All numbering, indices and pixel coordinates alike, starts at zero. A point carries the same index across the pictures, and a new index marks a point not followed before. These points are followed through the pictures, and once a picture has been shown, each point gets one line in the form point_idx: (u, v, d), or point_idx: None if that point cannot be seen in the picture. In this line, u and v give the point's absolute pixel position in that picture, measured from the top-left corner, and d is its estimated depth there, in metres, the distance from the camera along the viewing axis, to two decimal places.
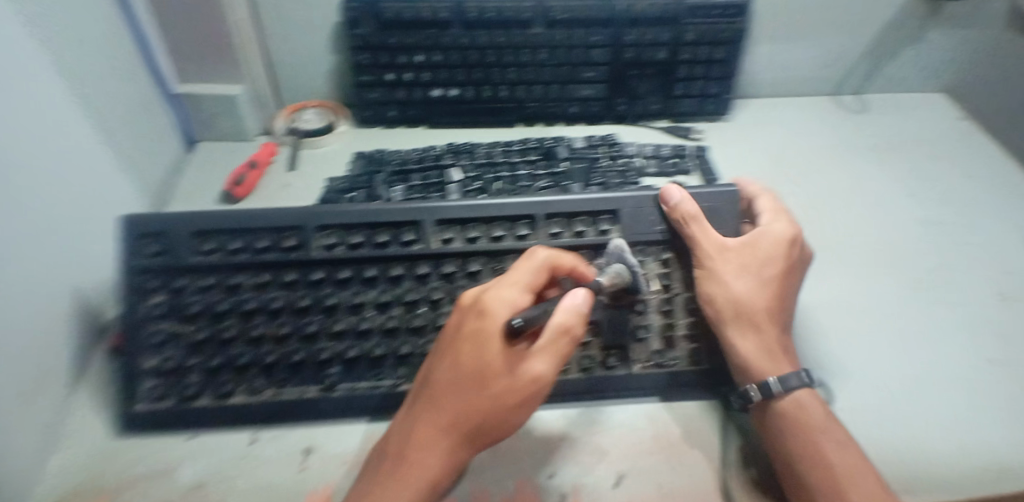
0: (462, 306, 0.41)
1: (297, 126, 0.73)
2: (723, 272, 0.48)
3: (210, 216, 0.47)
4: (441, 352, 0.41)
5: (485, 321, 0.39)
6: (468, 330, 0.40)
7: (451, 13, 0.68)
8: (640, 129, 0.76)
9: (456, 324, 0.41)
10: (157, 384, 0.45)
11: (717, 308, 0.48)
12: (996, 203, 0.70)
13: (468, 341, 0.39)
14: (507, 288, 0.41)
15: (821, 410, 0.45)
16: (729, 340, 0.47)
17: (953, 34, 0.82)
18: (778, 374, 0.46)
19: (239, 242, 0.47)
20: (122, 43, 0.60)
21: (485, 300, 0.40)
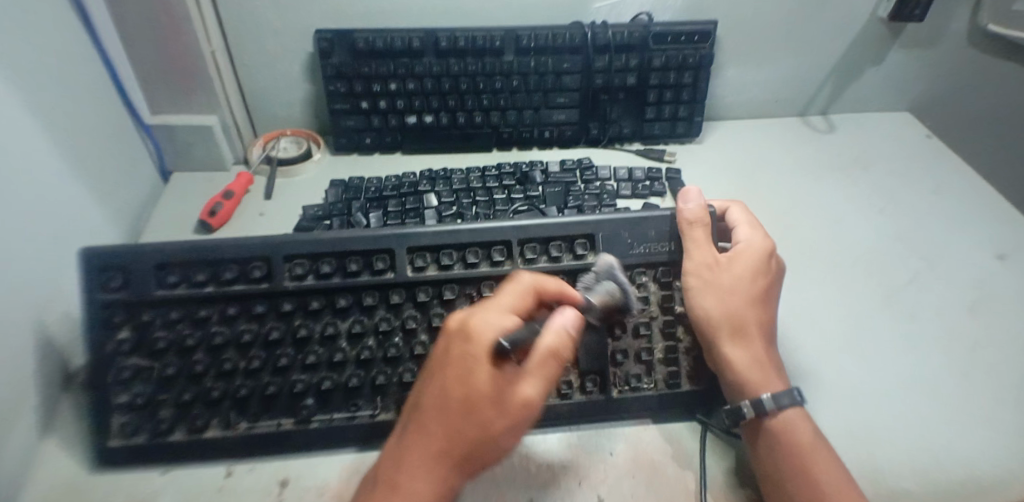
0: (450, 330, 0.40)
1: (274, 154, 0.74)
2: (709, 288, 0.49)
3: (173, 249, 0.47)
4: (429, 379, 0.39)
5: (472, 343, 0.38)
6: (454, 353, 0.38)
7: (423, 43, 0.70)
8: (612, 151, 0.79)
9: (444, 349, 0.40)
10: (128, 420, 0.45)
11: (707, 325, 0.48)
12: (960, 219, 0.73)
13: (454, 365, 0.38)
14: (492, 310, 0.40)
15: (813, 431, 0.45)
16: (721, 356, 0.47)
17: (910, 56, 0.85)
18: (771, 391, 0.46)
19: (204, 274, 0.47)
20: (95, 76, 0.60)
21: (472, 323, 0.39)
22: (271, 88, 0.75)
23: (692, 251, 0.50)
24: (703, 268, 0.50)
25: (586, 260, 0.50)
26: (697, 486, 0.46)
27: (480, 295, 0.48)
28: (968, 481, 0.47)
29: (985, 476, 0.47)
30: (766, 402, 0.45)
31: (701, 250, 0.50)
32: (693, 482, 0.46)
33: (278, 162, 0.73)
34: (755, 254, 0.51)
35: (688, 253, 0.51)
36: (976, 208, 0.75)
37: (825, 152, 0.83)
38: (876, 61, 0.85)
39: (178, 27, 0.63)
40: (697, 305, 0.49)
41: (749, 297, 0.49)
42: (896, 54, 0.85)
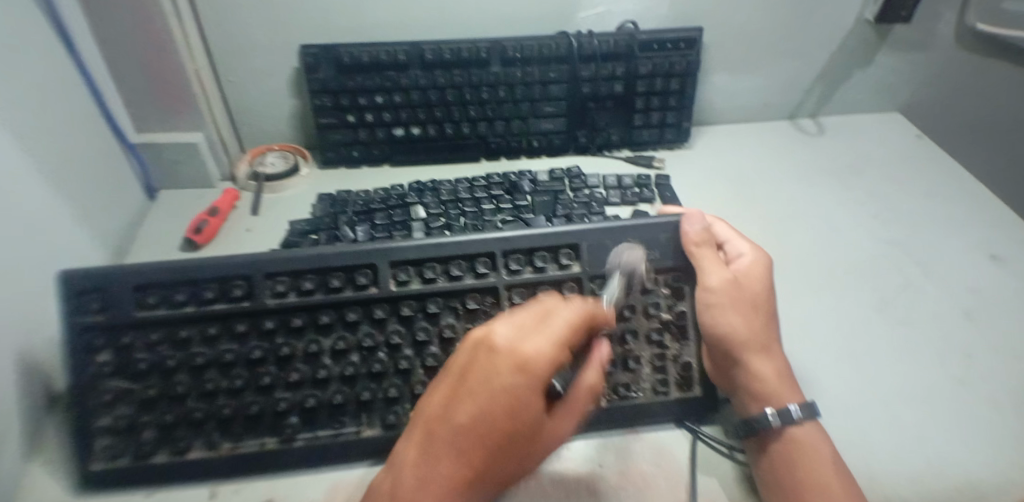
0: (497, 354, 0.37)
1: (260, 169, 0.74)
2: (731, 304, 0.49)
3: (152, 270, 0.46)
4: (469, 400, 0.37)
5: (531, 381, 0.36)
6: (508, 387, 0.36)
7: (408, 56, 0.69)
8: (601, 159, 0.78)
9: (490, 374, 0.37)
10: (110, 444, 0.44)
11: (733, 342, 0.48)
12: (954, 220, 0.73)
13: (508, 398, 0.36)
14: (549, 342, 0.38)
15: (824, 441, 0.45)
16: (749, 371, 0.48)
17: (899, 58, 0.85)
18: (801, 402, 0.47)
19: (185, 293, 0.46)
20: (80, 95, 0.61)
21: (531, 359, 0.37)
22: (258, 104, 0.75)
23: (708, 268, 0.50)
24: (720, 285, 0.49)
25: (570, 270, 0.50)
26: (689, 496, 0.45)
27: (464, 307, 0.48)
28: (965, 486, 0.46)
29: (984, 482, 0.46)
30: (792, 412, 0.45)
31: (714, 267, 0.50)
32: (685, 491, 0.45)
33: (265, 178, 0.73)
34: (760, 264, 0.52)
35: (703, 270, 0.50)
36: (969, 209, 0.74)
37: (816, 156, 0.83)
38: (864, 63, 0.85)
39: (161, 43, 0.63)
40: (719, 324, 0.48)
41: (763, 310, 0.50)
42: (884, 56, 0.85)
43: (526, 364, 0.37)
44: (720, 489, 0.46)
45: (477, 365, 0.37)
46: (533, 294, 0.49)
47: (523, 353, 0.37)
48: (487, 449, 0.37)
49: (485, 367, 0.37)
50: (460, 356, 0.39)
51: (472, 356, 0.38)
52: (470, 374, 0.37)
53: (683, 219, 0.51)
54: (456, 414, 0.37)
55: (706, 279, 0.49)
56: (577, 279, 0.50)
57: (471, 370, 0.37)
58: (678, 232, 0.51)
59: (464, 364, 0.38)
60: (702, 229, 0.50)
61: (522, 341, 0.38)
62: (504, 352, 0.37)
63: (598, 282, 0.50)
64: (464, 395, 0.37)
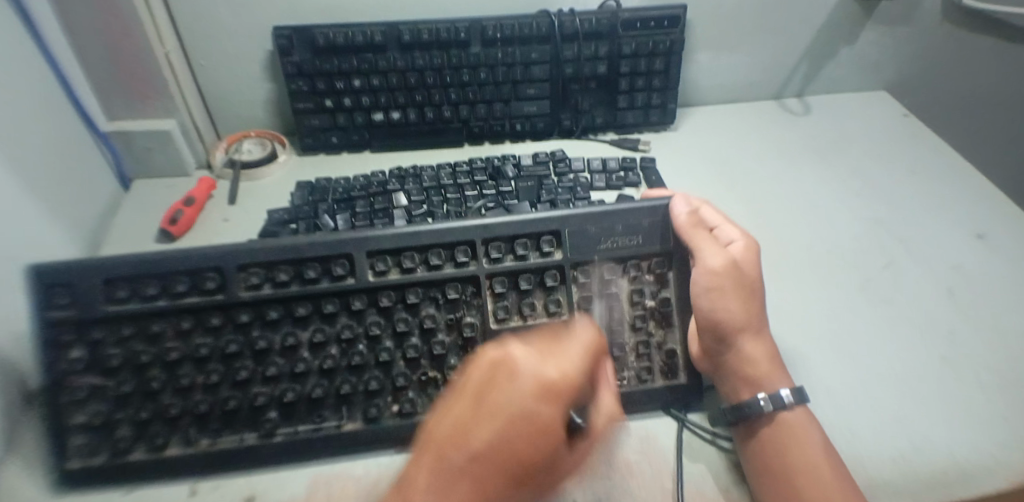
0: (519, 377, 0.39)
1: (237, 157, 0.72)
2: (728, 288, 0.47)
3: (117, 262, 0.45)
4: (490, 417, 0.37)
5: (554, 403, 0.38)
6: (532, 408, 0.37)
7: (385, 37, 0.68)
8: (586, 142, 0.77)
9: (512, 395, 0.38)
10: (86, 441, 0.44)
11: (730, 327, 0.47)
12: (939, 200, 0.73)
13: (531, 420, 0.37)
14: (568, 364, 0.40)
15: (813, 431, 0.45)
16: (743, 358, 0.47)
17: (885, 34, 0.84)
18: (793, 388, 0.47)
19: (153, 287, 0.45)
20: (45, 83, 0.58)
21: (555, 380, 0.39)
22: (233, 88, 0.73)
23: (702, 251, 0.48)
24: (715, 268, 0.47)
25: (553, 257, 0.49)
26: (672, 484, 0.45)
27: (445, 297, 0.48)
28: (948, 468, 0.47)
29: (964, 462, 0.47)
30: (783, 398, 0.45)
31: (711, 247, 0.48)
32: (670, 480, 0.46)
33: (242, 165, 0.71)
34: (753, 245, 0.51)
35: (697, 254, 0.48)
36: (955, 187, 0.74)
37: (802, 136, 0.82)
38: (850, 40, 0.84)
39: (127, 29, 0.61)
40: (719, 307, 0.47)
41: (759, 291, 0.49)
42: (870, 33, 0.84)
43: (548, 385, 0.38)
44: (703, 475, 0.46)
45: (497, 385, 0.39)
46: (516, 282, 0.49)
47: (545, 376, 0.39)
48: (505, 471, 0.36)
49: (506, 388, 0.38)
50: (475, 379, 0.40)
51: (490, 380, 0.39)
52: (488, 398, 0.38)
53: (671, 200, 0.50)
54: (476, 432, 0.37)
55: (704, 261, 0.48)
56: (560, 267, 0.49)
57: (491, 392, 0.39)
58: (668, 215, 0.50)
59: (480, 386, 0.39)
60: (691, 212, 0.49)
61: (544, 364, 0.39)
62: (525, 374, 0.39)
63: (581, 269, 0.49)
64: (482, 415, 0.38)
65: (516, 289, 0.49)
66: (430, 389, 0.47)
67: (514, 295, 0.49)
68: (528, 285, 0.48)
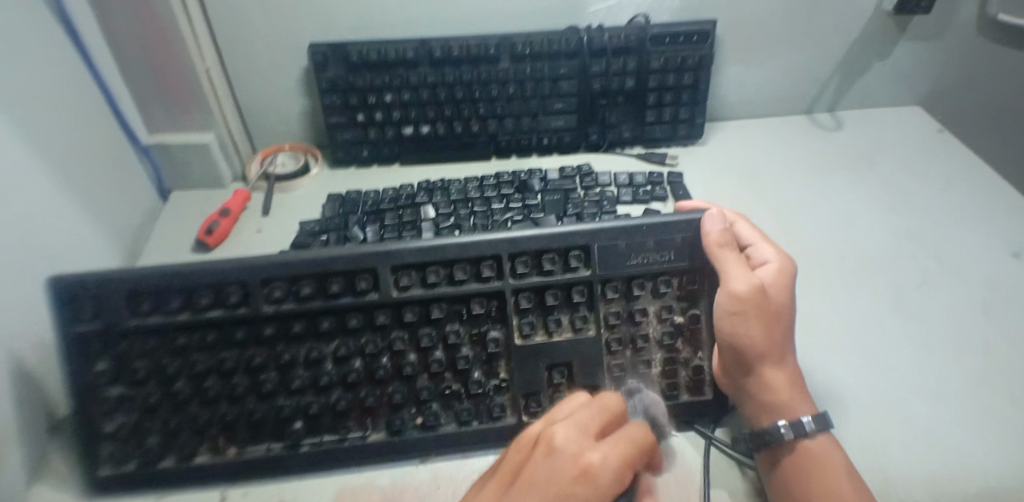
0: (557, 461, 0.37)
1: (271, 169, 0.74)
2: (751, 313, 0.45)
3: (138, 275, 0.45)
4: (524, 493, 0.36)
5: (592, 489, 0.36)
6: (566, 492, 0.36)
7: (416, 53, 0.69)
8: (612, 156, 0.77)
9: (548, 474, 0.36)
10: (117, 449, 0.45)
11: (749, 351, 0.46)
12: (980, 216, 0.70)
13: (565, 500, 0.35)
14: (613, 449, 0.38)
15: (829, 445, 0.44)
16: (763, 382, 0.46)
17: (918, 49, 0.83)
18: (813, 414, 0.45)
19: (178, 300, 0.46)
20: (90, 98, 0.61)
21: (593, 467, 0.37)
22: (268, 103, 0.75)
23: (728, 273, 0.46)
24: (741, 290, 0.45)
25: (580, 273, 0.48)
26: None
27: (469, 312, 0.47)
28: (978, 492, 0.45)
29: (999, 486, 0.45)
30: (805, 425, 0.44)
31: (738, 269, 0.46)
32: (695, 495, 0.45)
33: (275, 177, 0.73)
34: (785, 267, 0.49)
35: (723, 275, 0.46)
36: (994, 205, 0.72)
37: (831, 151, 0.81)
38: (883, 55, 0.83)
39: (169, 46, 0.64)
40: (741, 332, 0.45)
41: (786, 318, 0.47)
42: (903, 47, 0.82)
43: (587, 472, 0.36)
44: (725, 497, 0.45)
45: (534, 463, 0.37)
46: (541, 298, 0.49)
47: (588, 461, 0.37)
48: None
49: (543, 469, 0.37)
50: (516, 455, 0.39)
51: (529, 457, 0.38)
52: (524, 475, 0.37)
53: (704, 217, 0.48)
54: None
55: (729, 283, 0.46)
56: (587, 283, 0.48)
57: (527, 468, 0.37)
58: (699, 231, 0.48)
59: (520, 463, 0.39)
60: (724, 230, 0.47)
61: (585, 449, 0.38)
62: (565, 458, 0.37)
63: (609, 285, 0.49)
64: (517, 495, 0.36)
65: (540, 305, 0.49)
66: (453, 403, 0.47)
67: (539, 311, 0.49)
68: (554, 301, 0.48)
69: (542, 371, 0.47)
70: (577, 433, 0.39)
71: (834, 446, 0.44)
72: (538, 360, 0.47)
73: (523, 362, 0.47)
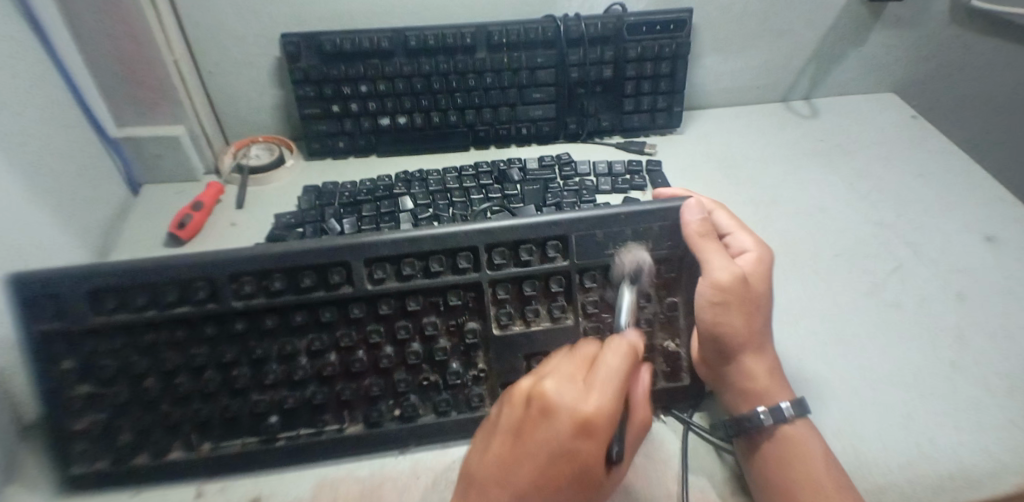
0: (555, 418, 0.38)
1: (245, 162, 0.73)
2: (734, 305, 0.46)
3: (103, 271, 0.44)
4: (531, 453, 0.38)
5: (592, 441, 0.37)
6: (570, 448, 0.37)
7: (391, 43, 0.68)
8: (591, 145, 0.77)
9: (548, 434, 0.38)
10: (87, 449, 0.44)
11: (732, 342, 0.46)
12: (950, 201, 0.72)
13: (570, 457, 0.38)
14: (605, 397, 0.38)
15: (804, 429, 0.45)
16: (745, 370, 0.47)
17: (891, 37, 0.84)
18: (790, 400, 0.46)
19: (144, 296, 0.44)
20: (56, 91, 0.59)
21: (590, 417, 0.37)
22: (241, 95, 0.74)
23: (711, 264, 0.47)
24: (724, 281, 0.46)
25: (557, 263, 0.48)
26: (678, 487, 0.45)
27: (446, 304, 0.47)
28: (953, 473, 0.45)
29: (972, 468, 0.46)
30: (784, 410, 0.45)
31: (719, 259, 0.47)
32: (674, 484, 0.45)
33: (250, 170, 0.72)
34: (764, 256, 0.50)
35: (707, 266, 0.47)
36: (966, 190, 0.73)
37: (808, 139, 0.82)
38: (856, 43, 0.84)
39: (137, 36, 0.63)
40: (724, 323, 0.46)
41: (764, 305, 0.48)
42: (877, 35, 0.84)
43: (585, 425, 0.37)
44: (704, 483, 0.46)
45: (534, 425, 0.38)
46: (519, 288, 0.48)
47: (588, 416, 0.38)
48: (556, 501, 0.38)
49: (544, 429, 0.38)
50: (511, 413, 0.40)
51: (524, 413, 0.39)
52: (526, 433, 0.39)
53: (682, 206, 0.48)
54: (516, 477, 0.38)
55: (712, 273, 0.46)
56: (565, 272, 0.48)
57: (526, 427, 0.39)
58: (678, 221, 0.48)
59: (517, 422, 0.39)
60: (702, 219, 0.47)
61: (580, 401, 0.38)
62: (562, 414, 0.38)
63: (587, 274, 0.48)
64: (524, 454, 0.38)
65: (517, 295, 0.48)
66: (431, 394, 0.47)
67: (516, 301, 0.48)
68: (532, 291, 0.48)
69: (520, 361, 0.47)
70: (568, 386, 0.39)
71: (809, 428, 0.46)
72: (516, 350, 0.47)
73: (501, 352, 0.47)
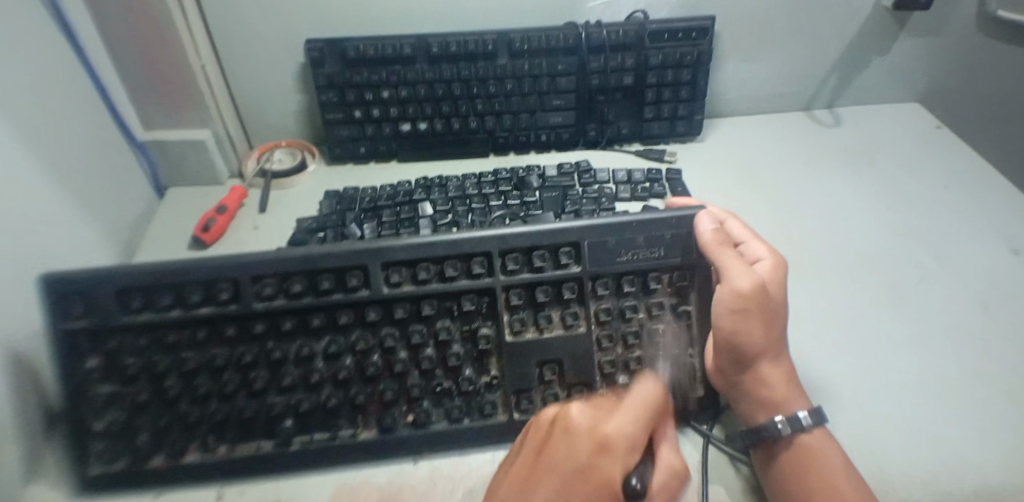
0: (575, 438, 0.38)
1: (268, 166, 0.74)
2: (756, 311, 0.45)
3: (127, 273, 0.45)
4: (548, 475, 0.37)
5: (609, 461, 0.37)
6: (587, 468, 0.37)
7: (414, 49, 0.69)
8: (611, 153, 0.77)
9: (567, 453, 0.38)
10: (109, 446, 0.45)
11: (754, 349, 0.46)
12: (979, 213, 0.70)
13: (587, 479, 0.37)
14: (627, 418, 0.39)
15: (822, 437, 0.45)
16: (764, 379, 0.46)
17: (918, 46, 0.83)
18: (808, 409, 0.45)
19: (166, 298, 0.45)
20: (85, 93, 0.61)
21: (610, 435, 0.38)
22: (265, 100, 0.75)
23: (732, 270, 0.46)
24: (746, 287, 0.45)
25: (570, 270, 0.48)
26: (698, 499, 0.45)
27: (460, 309, 0.47)
28: (981, 491, 0.44)
29: (1002, 486, 0.45)
30: (801, 419, 0.44)
31: (739, 265, 0.46)
32: (694, 495, 0.45)
33: (272, 174, 0.73)
34: (779, 263, 0.49)
35: (727, 273, 0.46)
36: (995, 202, 0.72)
37: (832, 148, 0.81)
38: (882, 51, 0.83)
39: (167, 41, 0.64)
40: (745, 331, 0.45)
41: (781, 314, 0.47)
42: (903, 44, 0.82)
43: (605, 443, 0.38)
44: (721, 493, 0.45)
45: (554, 446, 0.39)
46: (532, 295, 0.48)
47: (606, 434, 0.38)
48: None
49: (563, 449, 0.38)
50: (536, 438, 0.40)
51: (547, 438, 0.40)
52: (545, 456, 0.39)
53: (696, 215, 0.48)
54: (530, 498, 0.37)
55: (733, 279, 0.46)
56: (578, 279, 0.48)
57: (547, 450, 0.39)
58: (692, 230, 0.48)
59: (541, 445, 0.40)
60: (716, 228, 0.47)
61: (600, 423, 0.39)
62: (582, 435, 0.39)
63: (600, 281, 0.48)
64: (542, 475, 0.38)
65: (532, 301, 0.48)
66: (445, 400, 0.47)
67: (529, 307, 0.48)
68: (544, 298, 0.48)
69: (533, 368, 0.47)
70: (592, 412, 0.40)
71: (826, 436, 0.45)
72: (529, 356, 0.47)
73: (515, 359, 0.47)
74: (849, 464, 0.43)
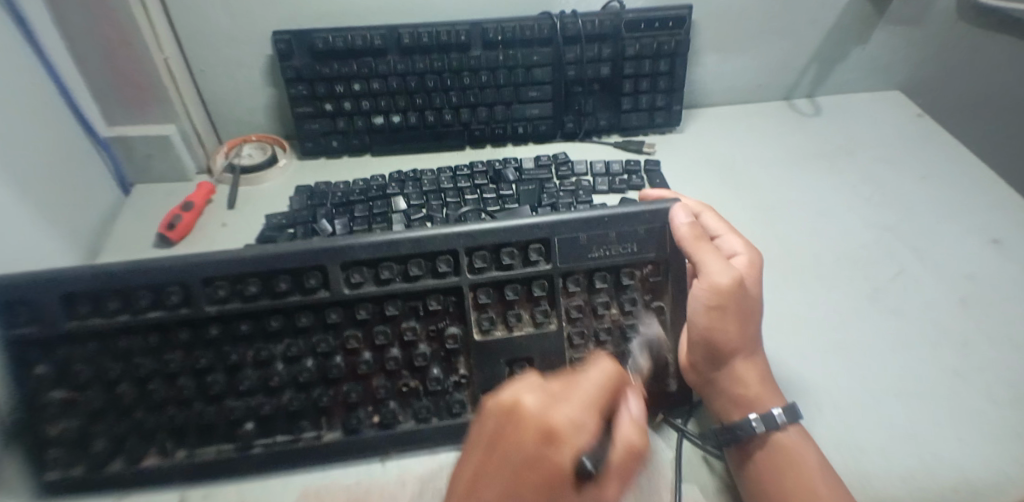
0: (525, 425, 0.36)
1: (237, 161, 0.72)
2: (733, 309, 0.45)
3: (75, 277, 0.43)
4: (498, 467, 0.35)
5: (560, 450, 0.35)
6: (538, 458, 0.35)
7: (385, 41, 0.67)
8: (589, 144, 0.76)
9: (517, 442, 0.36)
10: (62, 455, 0.43)
11: (730, 346, 0.45)
12: (955, 202, 0.70)
13: (537, 469, 0.34)
14: (580, 406, 0.37)
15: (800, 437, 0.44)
16: (739, 375, 0.46)
17: (897, 35, 0.82)
18: (783, 406, 0.45)
19: (118, 301, 0.44)
20: (43, 89, 0.59)
21: (560, 424, 0.36)
22: (234, 94, 0.73)
23: (710, 266, 0.45)
24: (722, 284, 0.44)
25: (540, 267, 0.47)
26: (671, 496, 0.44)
27: (425, 309, 0.46)
28: (954, 485, 0.44)
29: (975, 480, 0.44)
30: (778, 418, 0.44)
31: (716, 262, 0.45)
32: (667, 493, 0.44)
33: (242, 170, 0.71)
34: (756, 258, 0.49)
35: (705, 269, 0.45)
36: (972, 191, 0.71)
37: (811, 139, 0.80)
38: (860, 40, 0.82)
39: (128, 35, 0.62)
40: (721, 328, 0.45)
41: (757, 310, 0.47)
42: (882, 33, 0.82)
43: (555, 431, 0.35)
44: (695, 491, 0.45)
45: (504, 435, 0.36)
46: (501, 292, 0.47)
47: (556, 422, 0.36)
48: None
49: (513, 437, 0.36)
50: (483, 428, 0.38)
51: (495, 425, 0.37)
52: (495, 446, 0.36)
53: (672, 209, 0.47)
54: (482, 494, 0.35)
55: (710, 276, 0.45)
56: (548, 276, 0.47)
57: (496, 440, 0.36)
58: (666, 224, 0.47)
59: (487, 436, 0.37)
60: (693, 222, 0.46)
61: (550, 409, 0.36)
62: (532, 422, 0.36)
63: (570, 278, 0.47)
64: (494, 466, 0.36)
65: (501, 299, 0.47)
66: (412, 400, 0.46)
67: (499, 305, 0.47)
68: (513, 296, 0.46)
69: (502, 367, 0.46)
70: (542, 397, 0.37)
71: (805, 435, 0.45)
72: (498, 356, 0.46)
73: (483, 358, 0.46)
74: (827, 464, 0.43)
